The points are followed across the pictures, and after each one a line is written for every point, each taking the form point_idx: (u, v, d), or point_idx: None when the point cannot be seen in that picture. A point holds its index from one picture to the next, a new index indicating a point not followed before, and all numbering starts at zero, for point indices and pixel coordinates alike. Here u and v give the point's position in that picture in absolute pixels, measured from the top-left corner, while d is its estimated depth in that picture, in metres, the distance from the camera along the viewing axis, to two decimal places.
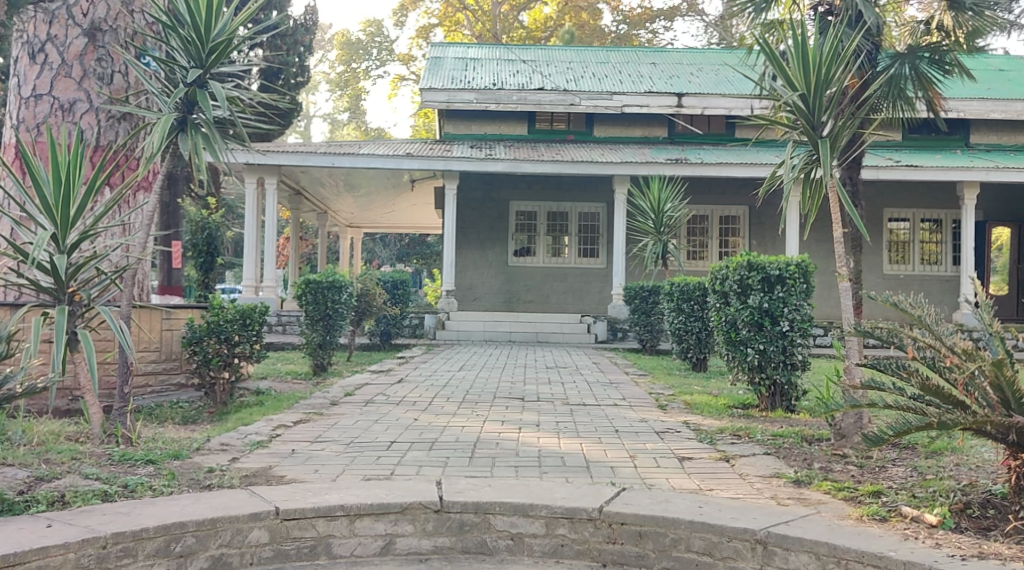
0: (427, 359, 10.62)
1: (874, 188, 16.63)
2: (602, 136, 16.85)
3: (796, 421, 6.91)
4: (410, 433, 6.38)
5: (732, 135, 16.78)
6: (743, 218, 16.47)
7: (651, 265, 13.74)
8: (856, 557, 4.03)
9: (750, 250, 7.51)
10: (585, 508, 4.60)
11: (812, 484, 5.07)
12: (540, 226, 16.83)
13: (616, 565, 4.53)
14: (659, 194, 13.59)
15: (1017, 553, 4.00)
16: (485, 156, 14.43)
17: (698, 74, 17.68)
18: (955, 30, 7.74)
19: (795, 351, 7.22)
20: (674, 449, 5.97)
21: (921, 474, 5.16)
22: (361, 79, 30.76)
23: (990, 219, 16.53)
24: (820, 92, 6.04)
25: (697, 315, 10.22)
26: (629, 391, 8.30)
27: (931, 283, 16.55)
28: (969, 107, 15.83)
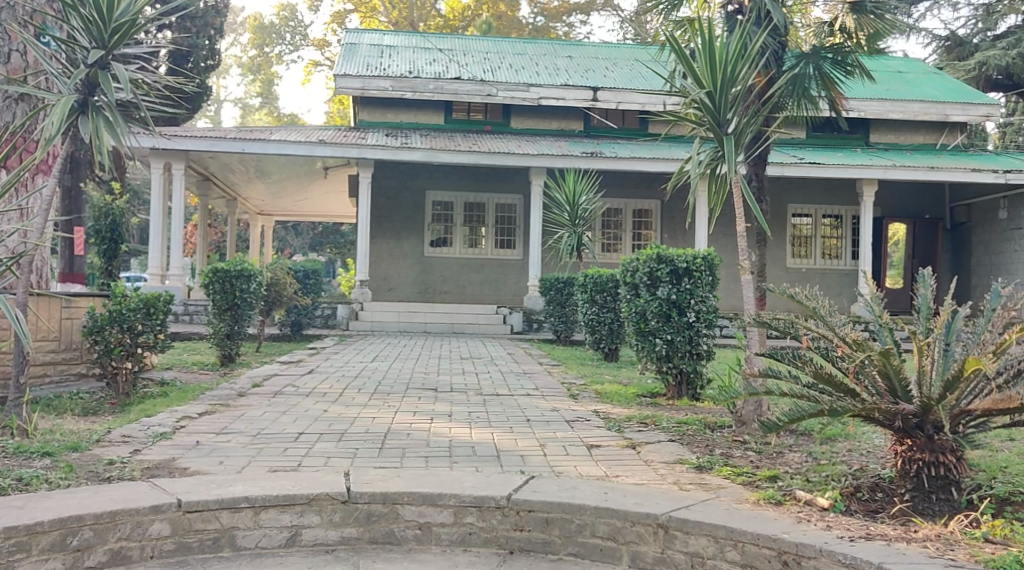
0: (337, 350, 10.51)
1: (781, 184, 17.14)
2: (519, 128, 16.93)
3: (699, 410, 7.11)
4: (319, 424, 6.31)
5: (644, 130, 17.09)
6: (655, 211, 16.78)
7: (566, 257, 13.89)
8: (752, 540, 4.17)
9: (659, 243, 7.65)
10: (492, 497, 4.64)
11: (713, 470, 5.23)
12: (456, 216, 16.80)
13: (523, 552, 4.59)
14: (574, 187, 13.74)
15: (901, 534, 4.18)
16: (400, 145, 14.30)
17: (612, 68, 17.90)
18: (857, 32, 7.93)
19: (701, 341, 7.40)
20: (583, 437, 6.06)
21: (815, 459, 5.37)
22: (273, 64, 30.15)
23: (887, 216, 17.19)
24: (725, 91, 6.22)
25: (609, 306, 10.38)
26: (541, 381, 8.38)
27: (832, 276, 17.17)
28: (869, 107, 16.44)
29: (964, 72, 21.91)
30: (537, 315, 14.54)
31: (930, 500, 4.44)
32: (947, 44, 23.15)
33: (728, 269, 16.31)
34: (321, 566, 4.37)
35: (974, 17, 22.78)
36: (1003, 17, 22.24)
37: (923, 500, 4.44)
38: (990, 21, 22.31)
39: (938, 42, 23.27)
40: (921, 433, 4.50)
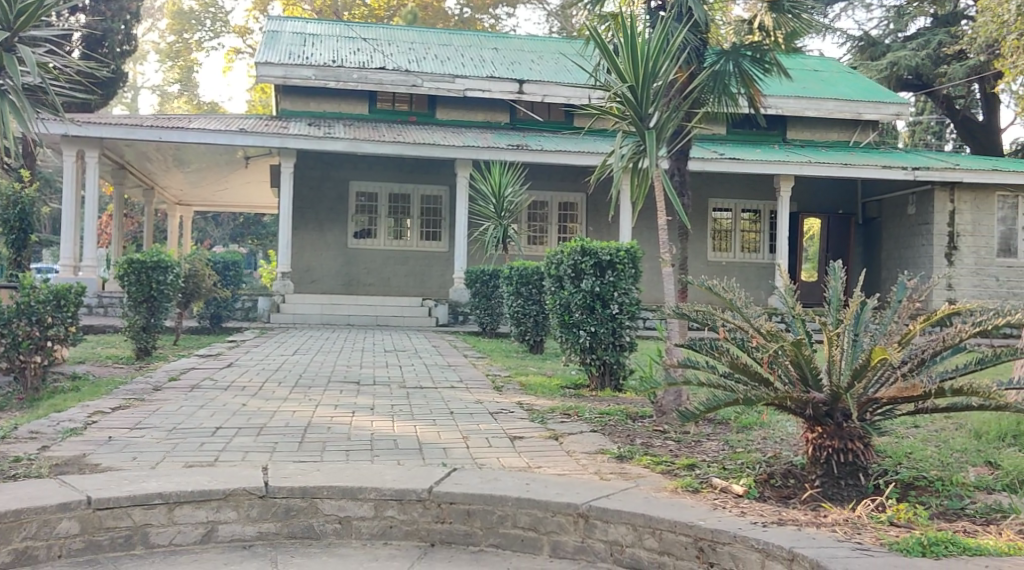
0: (257, 343, 10.32)
1: (703, 179, 17.45)
2: (444, 120, 16.86)
3: (622, 401, 7.21)
4: (237, 418, 6.20)
5: (570, 124, 17.20)
6: (580, 205, 16.92)
7: (491, 249, 13.92)
8: (669, 527, 4.24)
9: (583, 236, 7.70)
10: (413, 490, 4.61)
11: (633, 459, 5.30)
12: (380, 208, 16.65)
13: (444, 544, 4.57)
14: (500, 179, 13.73)
15: (811, 518, 4.30)
16: (323, 135, 14.09)
17: (538, 62, 17.95)
18: (775, 31, 8.07)
19: (623, 333, 7.51)
20: (507, 428, 6.08)
21: (731, 447, 5.50)
22: (193, 51, 29.40)
23: (803, 211, 17.67)
24: (647, 86, 6.29)
25: (535, 299, 10.42)
26: (466, 373, 8.38)
27: (750, 269, 17.56)
28: (787, 104, 16.85)
29: (877, 72, 22.61)
30: (463, 307, 14.53)
31: (838, 486, 4.58)
32: (861, 44, 23.79)
33: (651, 262, 16.55)
34: (237, 562, 4.29)
35: (886, 18, 23.52)
36: (913, 19, 23.03)
37: (832, 486, 4.58)
38: (901, 22, 23.14)
39: (852, 42, 23.92)
40: (830, 421, 4.63)
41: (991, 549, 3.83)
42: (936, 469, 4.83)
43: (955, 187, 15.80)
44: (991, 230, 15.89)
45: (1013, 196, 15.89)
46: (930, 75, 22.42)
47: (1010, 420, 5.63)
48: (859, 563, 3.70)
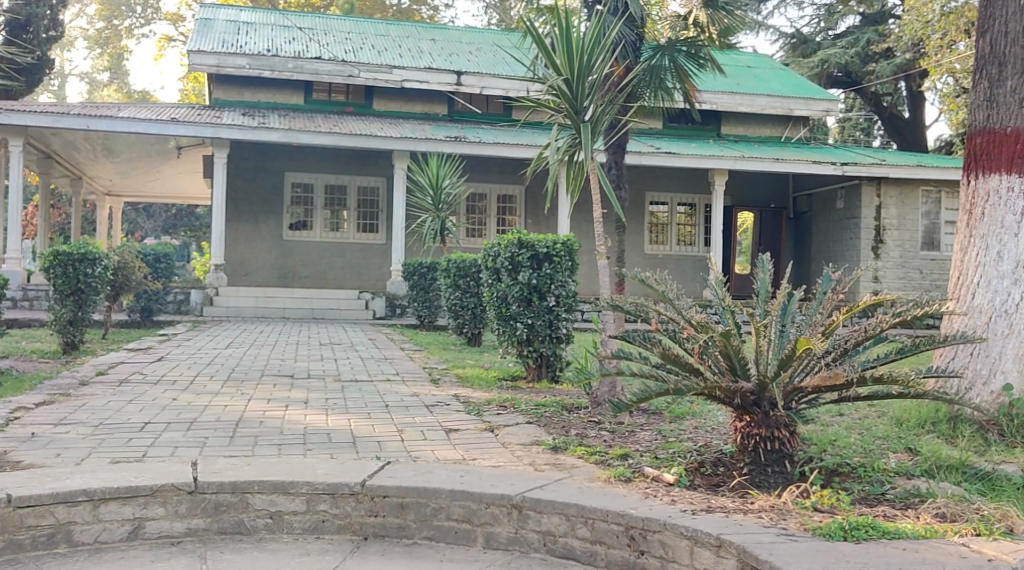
0: (189, 336, 10.14)
1: (641, 172, 17.63)
2: (381, 111, 16.74)
3: (557, 392, 7.26)
4: (167, 413, 6.08)
5: (508, 116, 17.23)
6: (518, 197, 16.96)
7: (429, 241, 13.86)
8: (601, 516, 4.28)
9: (520, 228, 7.67)
10: (346, 483, 4.58)
11: (567, 450, 5.34)
12: (316, 200, 16.47)
13: (377, 538, 4.55)
14: (438, 170, 13.69)
15: (739, 505, 4.38)
16: (258, 125, 13.86)
17: (476, 53, 17.92)
18: (709, 27, 8.17)
19: (560, 325, 7.54)
20: (442, 421, 6.07)
21: (663, 437, 5.59)
22: (123, 38, 28.68)
23: (736, 205, 17.95)
24: (582, 79, 6.33)
25: (472, 291, 10.43)
26: (403, 366, 8.35)
27: (686, 262, 17.80)
28: (721, 100, 17.12)
29: (808, 69, 23.09)
30: (400, 300, 14.47)
31: (765, 473, 4.68)
32: (792, 42, 24.27)
33: (588, 254, 16.68)
34: (165, 558, 4.21)
35: (817, 16, 24.06)
36: (843, 18, 23.60)
37: (759, 473, 4.68)
38: (831, 20, 23.70)
39: (785, 39, 24.39)
40: (758, 410, 4.73)
41: (909, 533, 3.94)
42: (859, 456, 4.97)
43: (882, 182, 16.23)
44: (915, 224, 16.34)
45: (937, 191, 16.38)
46: (859, 72, 22.99)
47: (929, 408, 5.79)
48: (783, 548, 3.78)
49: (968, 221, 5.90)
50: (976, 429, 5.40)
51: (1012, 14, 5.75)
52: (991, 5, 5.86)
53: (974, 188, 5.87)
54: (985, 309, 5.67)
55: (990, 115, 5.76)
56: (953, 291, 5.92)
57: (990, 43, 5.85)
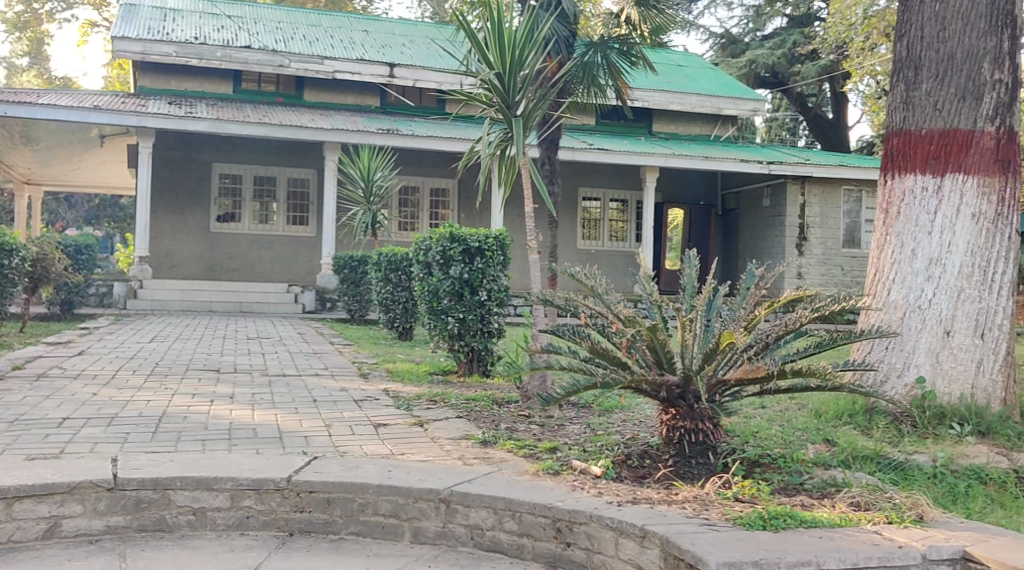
0: (112, 330, 9.87)
1: (573, 167, 17.76)
2: (312, 101, 16.53)
3: (488, 386, 7.28)
4: (87, 409, 5.92)
5: (441, 109, 17.18)
6: (451, 191, 16.92)
7: (360, 234, 13.73)
8: (528, 509, 4.30)
9: (451, 222, 7.64)
10: (272, 479, 4.52)
11: (497, 444, 5.36)
12: (245, 191, 16.18)
13: (303, 533, 4.51)
14: (369, 162, 13.58)
15: (663, 497, 4.45)
16: (184, 114, 13.53)
17: (409, 46, 17.81)
18: (642, 24, 8.11)
19: (492, 320, 7.58)
20: (371, 416, 6.03)
21: (592, 430, 5.64)
22: (44, 22, 27.73)
23: (666, 202, 18.25)
24: (513, 73, 6.33)
25: (404, 285, 10.36)
26: (331, 361, 8.25)
27: (617, 257, 18.01)
28: (653, 98, 17.34)
29: (736, 69, 23.53)
30: (330, 294, 14.33)
31: (690, 464, 4.78)
32: (722, 42, 24.66)
33: (520, 249, 16.74)
34: (81, 557, 4.10)
35: (745, 17, 24.53)
36: (770, 19, 24.13)
37: (683, 465, 4.78)
38: (759, 22, 24.20)
39: (714, 39, 24.79)
40: (683, 403, 4.81)
41: (825, 521, 4.07)
42: (779, 447, 5.10)
43: (807, 181, 16.63)
44: (837, 222, 16.82)
45: (857, 190, 16.90)
46: (785, 73, 23.52)
47: (846, 400, 5.96)
48: (704, 537, 3.84)
49: (884, 220, 6.08)
50: (891, 420, 5.58)
51: (927, 20, 5.94)
52: (909, 10, 6.05)
53: (890, 187, 6.07)
54: (900, 304, 5.87)
55: (907, 116, 5.96)
56: (869, 288, 6.12)
57: (907, 46, 6.03)
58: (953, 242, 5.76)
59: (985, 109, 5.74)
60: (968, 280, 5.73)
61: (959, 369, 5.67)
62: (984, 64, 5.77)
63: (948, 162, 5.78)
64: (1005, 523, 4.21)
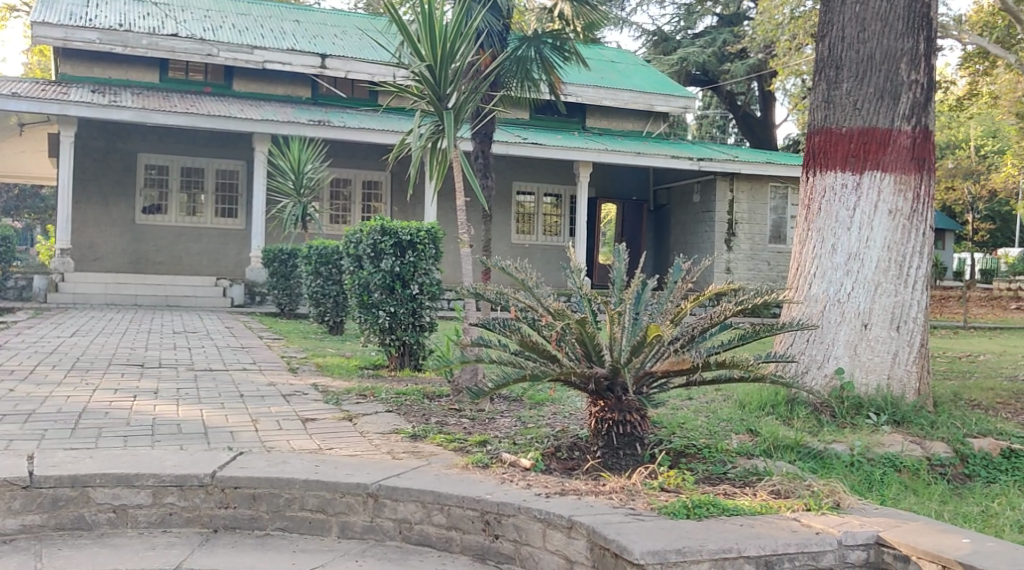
0: (31, 324, 9.57)
1: (506, 161, 17.78)
2: (242, 92, 16.24)
3: (419, 381, 7.27)
4: (2, 405, 5.73)
5: (373, 102, 17.05)
6: (384, 184, 16.82)
7: (290, 227, 13.56)
8: (457, 502, 4.30)
9: (383, 216, 7.58)
10: (195, 475, 4.43)
11: (426, 438, 5.35)
12: (172, 182, 15.81)
13: (228, 529, 4.44)
14: (299, 154, 13.41)
15: (591, 488, 4.50)
16: (109, 103, 13.17)
17: (341, 37, 17.61)
18: (575, 20, 8.23)
19: (423, 314, 7.56)
20: (299, 411, 5.96)
21: (522, 423, 5.67)
22: None
23: (600, 197, 18.30)
24: (445, 66, 6.32)
25: (335, 279, 10.27)
26: (259, 355, 8.13)
27: (551, 252, 18.13)
28: (586, 93, 17.47)
29: (668, 66, 23.86)
30: (260, 288, 14.15)
31: (617, 455, 4.84)
32: (654, 39, 24.96)
33: (453, 243, 16.73)
34: None
35: (677, 15, 24.87)
36: (700, 18, 24.51)
37: (612, 456, 4.83)
38: (690, 20, 24.56)
39: (646, 37, 25.08)
40: (611, 394, 4.86)
41: (746, 509, 4.16)
42: (704, 438, 5.20)
43: (735, 178, 16.97)
44: (764, 218, 17.20)
45: (783, 187, 17.32)
46: (714, 71, 23.95)
47: (769, 390, 6.10)
48: (630, 526, 3.89)
49: (806, 216, 6.24)
50: (811, 411, 5.73)
51: (848, 21, 6.11)
52: (830, 11, 6.23)
53: (812, 183, 6.23)
54: (820, 298, 6.04)
55: (828, 115, 6.14)
56: (792, 282, 6.27)
57: (829, 47, 6.21)
58: (871, 237, 5.94)
59: (902, 109, 5.93)
60: (885, 274, 5.92)
61: (876, 360, 5.86)
62: (902, 65, 5.95)
63: (867, 160, 5.96)
64: (916, 508, 4.36)
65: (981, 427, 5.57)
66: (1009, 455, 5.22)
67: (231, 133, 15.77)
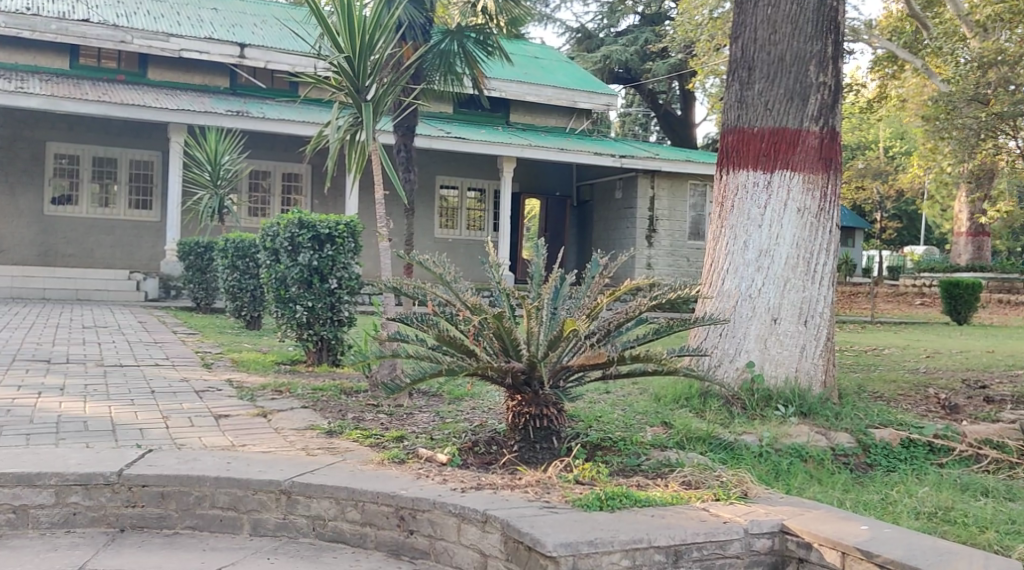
0: None
1: (429, 155, 17.70)
2: (157, 80, 15.82)
3: (337, 376, 7.22)
4: None
5: (294, 93, 16.82)
6: (305, 176, 16.58)
7: (206, 220, 13.32)
8: (371, 498, 4.27)
9: (301, 208, 7.47)
10: (100, 473, 4.31)
11: (343, 434, 5.30)
12: (83, 172, 15.32)
13: (135, 528, 4.34)
14: (216, 145, 13.14)
15: (507, 481, 4.52)
16: (15, 90, 12.68)
17: (260, 26, 17.31)
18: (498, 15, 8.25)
19: (341, 308, 7.50)
20: (211, 406, 5.85)
21: (440, 418, 5.67)
22: None
23: (523, 192, 18.36)
24: (363, 58, 6.25)
25: (252, 273, 10.10)
26: (172, 350, 7.95)
27: (475, 246, 18.14)
28: (510, 88, 17.52)
29: (592, 64, 24.11)
30: (174, 282, 13.83)
31: (534, 449, 4.87)
32: (578, 36, 25.16)
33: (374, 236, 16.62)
34: None
35: (601, 13, 25.14)
36: (623, 17, 24.83)
37: (529, 450, 4.87)
38: (613, 18, 24.86)
39: (570, 34, 25.26)
40: (528, 389, 4.88)
41: (658, 500, 4.24)
42: (620, 431, 5.28)
43: (657, 175, 17.24)
44: (683, 215, 17.52)
45: (703, 185, 17.66)
46: (637, 70, 24.28)
47: (684, 384, 6.23)
48: (543, 519, 3.91)
49: (720, 213, 6.38)
50: (722, 403, 5.87)
51: (760, 23, 6.27)
52: (743, 13, 6.38)
53: (726, 181, 6.37)
54: (732, 293, 6.17)
55: (740, 115, 6.29)
56: (706, 277, 6.40)
57: (742, 48, 6.36)
58: (781, 234, 6.11)
59: (811, 110, 6.10)
60: (794, 270, 6.09)
61: (785, 354, 6.02)
62: (811, 67, 6.12)
63: (778, 159, 6.11)
64: (820, 497, 4.51)
65: (883, 418, 5.78)
66: (908, 444, 5.44)
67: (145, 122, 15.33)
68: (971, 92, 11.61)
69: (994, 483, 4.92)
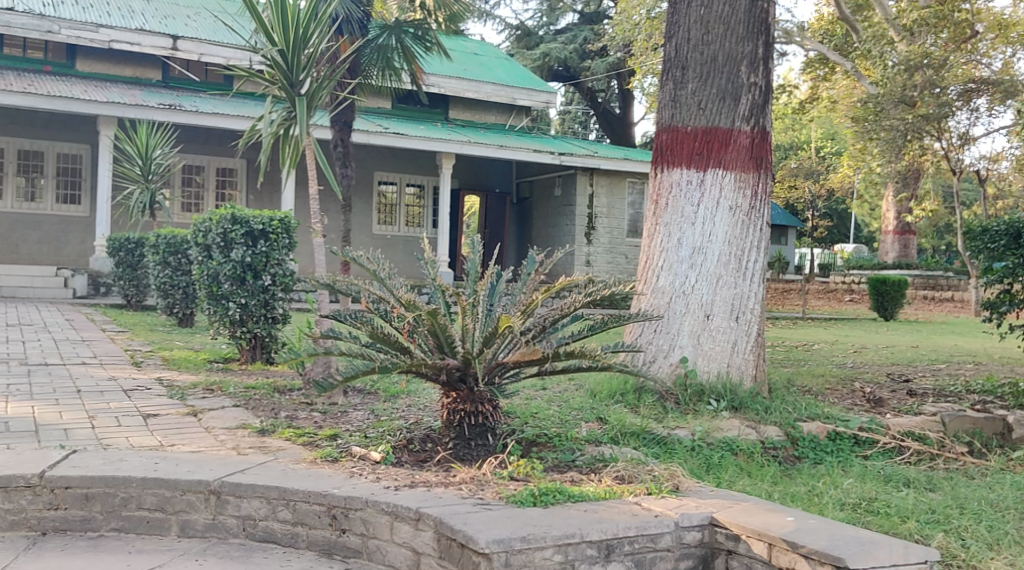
0: None
1: (367, 151, 17.56)
2: (86, 72, 15.40)
3: (271, 373, 7.13)
4: None
5: (228, 86, 16.53)
6: (240, 171, 16.33)
7: (137, 215, 13.07)
8: (302, 497, 4.22)
9: (234, 203, 7.35)
10: (20, 475, 4.19)
11: (274, 432, 5.24)
12: (9, 165, 14.85)
13: (57, 532, 4.24)
14: (147, 139, 12.86)
15: (441, 479, 4.51)
16: None
17: (193, 18, 16.97)
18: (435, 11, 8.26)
19: (276, 305, 7.41)
20: (140, 406, 5.72)
21: (375, 416, 5.63)
22: None
23: (464, 188, 18.34)
24: (297, 51, 6.17)
25: (184, 269, 9.91)
26: (100, 349, 7.76)
27: (413, 243, 18.06)
28: (449, 84, 17.48)
29: (531, 61, 24.18)
30: (104, 278, 13.53)
31: (469, 446, 4.86)
32: (518, 33, 25.21)
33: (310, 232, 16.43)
34: None
35: (540, 11, 25.21)
36: (562, 15, 24.97)
37: (463, 446, 4.85)
38: (553, 15, 24.96)
39: (510, 31, 25.30)
40: (463, 386, 4.87)
41: (590, 495, 4.27)
42: (555, 427, 5.31)
43: (596, 173, 17.38)
44: (622, 213, 17.70)
45: (641, 182, 17.86)
46: (576, 68, 24.44)
47: (620, 379, 6.29)
48: (476, 516, 3.90)
49: (654, 211, 6.45)
50: (656, 398, 5.94)
51: (692, 23, 6.36)
52: (676, 13, 6.46)
53: (660, 179, 6.44)
54: (666, 290, 6.25)
55: (674, 114, 6.36)
56: (641, 274, 6.47)
57: (675, 48, 6.44)
58: (713, 232, 6.21)
59: (742, 110, 6.20)
60: (726, 267, 6.19)
61: (717, 349, 6.13)
62: (742, 68, 6.23)
63: (711, 158, 6.21)
64: (749, 489, 4.60)
65: (811, 411, 5.92)
66: (834, 437, 5.60)
67: (74, 114, 14.91)
68: (899, 94, 12.05)
69: (914, 473, 5.09)
